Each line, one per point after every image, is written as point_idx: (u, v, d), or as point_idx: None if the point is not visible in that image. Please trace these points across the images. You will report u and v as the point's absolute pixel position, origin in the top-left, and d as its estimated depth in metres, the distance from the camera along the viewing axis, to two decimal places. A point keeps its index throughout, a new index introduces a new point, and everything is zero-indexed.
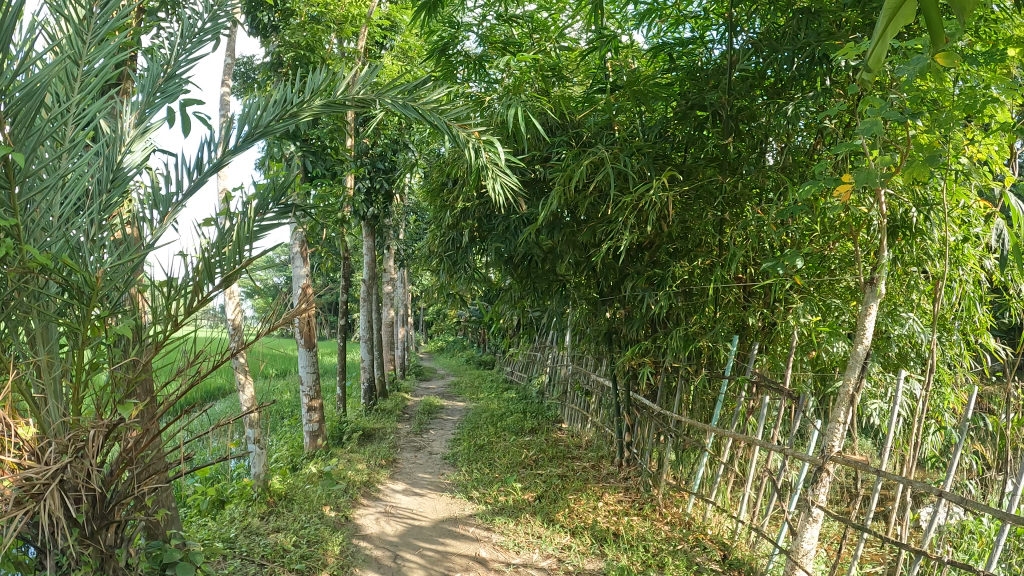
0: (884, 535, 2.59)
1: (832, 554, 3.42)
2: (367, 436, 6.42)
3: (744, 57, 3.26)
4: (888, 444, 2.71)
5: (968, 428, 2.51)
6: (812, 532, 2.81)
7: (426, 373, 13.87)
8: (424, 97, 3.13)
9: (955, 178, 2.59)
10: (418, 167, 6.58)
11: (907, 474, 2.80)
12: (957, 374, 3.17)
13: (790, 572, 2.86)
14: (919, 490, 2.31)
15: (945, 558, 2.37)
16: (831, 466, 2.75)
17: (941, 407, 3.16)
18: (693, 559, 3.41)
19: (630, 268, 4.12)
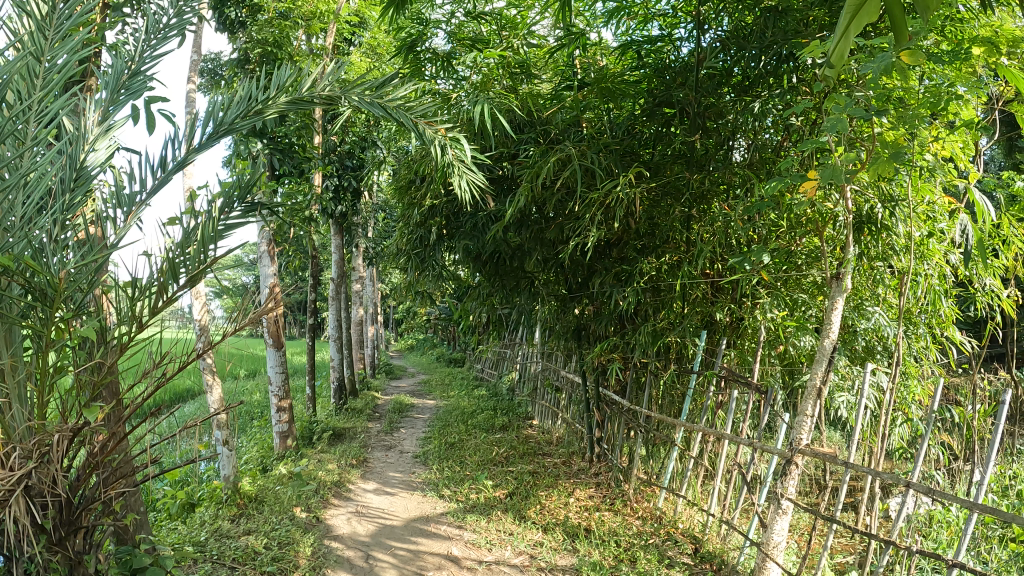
0: (854, 526, 2.57)
1: (802, 546, 3.45)
2: (337, 435, 6.38)
3: (711, 54, 3.28)
4: (856, 435, 2.66)
5: (935, 419, 2.46)
6: (781, 524, 2.84)
7: (397, 372, 13.83)
8: (390, 95, 3.13)
9: (920, 175, 2.62)
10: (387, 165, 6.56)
11: (877, 466, 2.78)
12: (923, 366, 3.22)
13: (761, 565, 2.88)
14: (887, 481, 2.32)
15: (913, 547, 2.39)
16: (799, 459, 2.78)
17: (908, 399, 3.21)
18: (664, 553, 3.43)
19: (599, 265, 4.14)
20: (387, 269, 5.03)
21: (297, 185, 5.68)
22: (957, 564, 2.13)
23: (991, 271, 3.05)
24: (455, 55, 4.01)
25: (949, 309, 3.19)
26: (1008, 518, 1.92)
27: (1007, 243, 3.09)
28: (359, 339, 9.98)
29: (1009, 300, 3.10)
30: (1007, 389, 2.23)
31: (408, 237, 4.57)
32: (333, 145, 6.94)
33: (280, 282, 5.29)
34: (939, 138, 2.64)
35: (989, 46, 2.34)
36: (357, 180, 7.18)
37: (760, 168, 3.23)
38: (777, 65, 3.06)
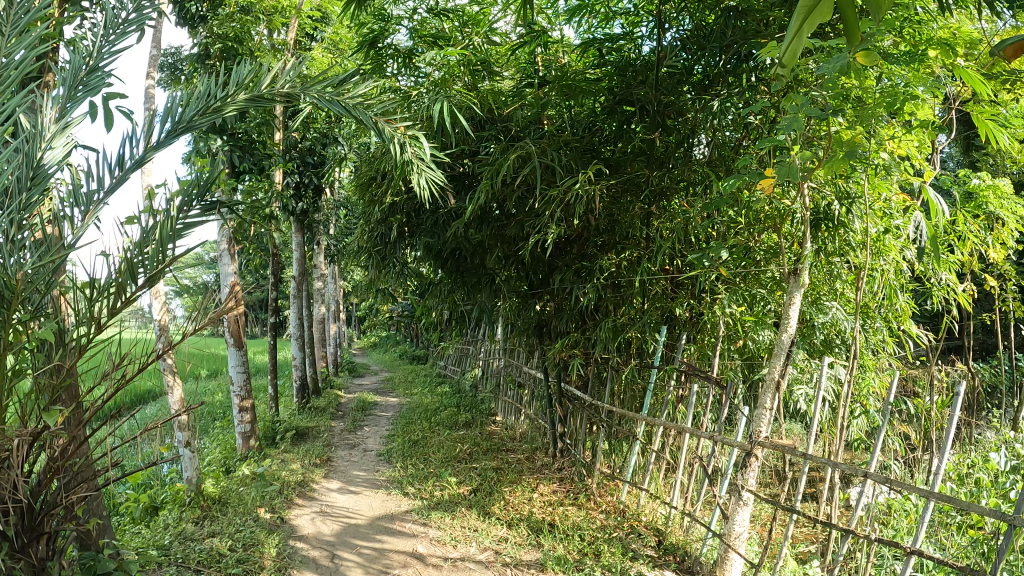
0: (815, 516, 2.57)
1: (764, 537, 3.51)
2: (300, 435, 6.34)
3: (672, 53, 3.30)
4: (814, 426, 2.68)
5: (892, 410, 2.48)
6: (743, 515, 2.88)
7: (360, 369, 13.75)
8: (351, 92, 3.10)
9: (877, 173, 2.66)
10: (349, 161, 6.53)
11: (838, 457, 2.75)
12: (880, 359, 3.28)
13: (724, 557, 2.92)
14: (846, 472, 2.34)
15: (873, 536, 2.42)
16: (759, 451, 2.82)
17: (865, 392, 3.28)
18: (628, 545, 3.46)
19: (560, 261, 4.16)
20: (348, 267, 5.00)
21: (258, 183, 5.63)
22: (914, 551, 2.18)
23: (947, 266, 3.11)
24: (417, 51, 4.00)
25: (906, 304, 3.25)
26: (964, 506, 1.96)
27: (960, 238, 3.16)
28: (321, 336, 9.91)
29: (964, 294, 3.17)
30: (960, 376, 2.24)
31: (369, 234, 4.55)
32: (294, 142, 6.89)
33: (241, 280, 5.22)
34: (896, 137, 2.69)
35: (945, 48, 2.39)
36: (319, 177, 7.14)
37: (720, 165, 3.26)
38: (737, 63, 3.09)
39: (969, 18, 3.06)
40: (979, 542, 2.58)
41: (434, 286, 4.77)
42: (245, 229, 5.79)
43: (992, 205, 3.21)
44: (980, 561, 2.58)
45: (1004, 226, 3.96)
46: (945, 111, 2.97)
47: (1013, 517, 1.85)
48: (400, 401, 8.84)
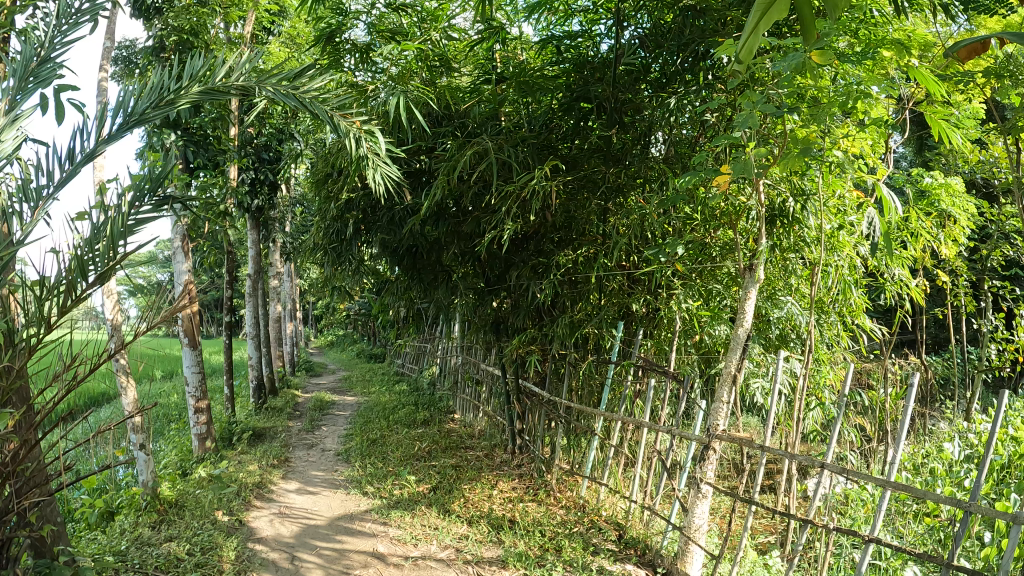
0: (773, 508, 2.57)
1: (722, 529, 3.54)
2: (257, 436, 6.28)
3: (630, 51, 3.33)
4: (770, 418, 2.69)
5: (847, 401, 2.46)
6: (702, 508, 2.90)
7: (317, 368, 13.64)
8: (306, 86, 3.06)
9: (831, 170, 2.70)
10: (306, 157, 6.47)
11: (795, 448, 2.78)
12: (834, 352, 3.33)
13: (684, 549, 2.94)
14: (804, 463, 2.34)
15: (831, 526, 2.41)
16: (717, 444, 2.84)
17: (820, 384, 3.33)
18: (589, 540, 3.47)
19: (517, 258, 4.17)
20: (304, 265, 4.95)
21: (213, 179, 5.56)
22: (873, 539, 2.17)
23: (900, 261, 3.18)
24: (374, 46, 3.95)
25: (860, 298, 3.31)
26: (920, 494, 1.98)
27: (912, 235, 3.22)
28: (278, 335, 9.82)
29: (916, 289, 3.23)
30: (915, 366, 2.13)
31: (324, 231, 4.50)
32: (249, 138, 6.81)
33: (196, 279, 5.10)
34: (849, 135, 2.71)
35: (898, 48, 2.42)
36: (275, 174, 7.07)
37: (676, 162, 3.28)
38: (694, 62, 3.10)
39: (922, 22, 3.12)
40: (936, 530, 2.64)
41: (391, 283, 4.75)
42: (200, 227, 5.70)
43: (943, 203, 3.28)
44: (936, 547, 2.64)
45: (954, 222, 4.05)
46: (898, 111, 3.02)
47: (968, 504, 1.86)
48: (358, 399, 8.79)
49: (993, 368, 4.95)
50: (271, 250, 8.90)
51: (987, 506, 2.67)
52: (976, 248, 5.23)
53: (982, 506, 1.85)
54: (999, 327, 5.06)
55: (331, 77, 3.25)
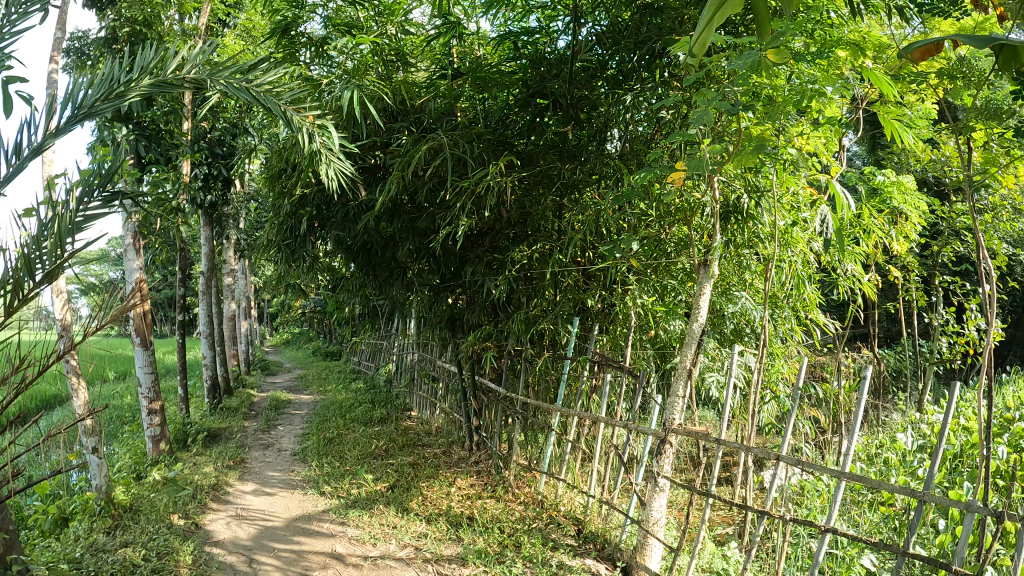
0: (731, 500, 2.57)
1: (681, 522, 3.57)
2: (212, 437, 6.19)
3: (586, 47, 3.36)
4: (726, 412, 2.70)
5: (802, 393, 2.38)
6: (660, 501, 2.91)
7: (273, 367, 13.51)
8: (260, 80, 3.12)
9: (785, 168, 2.74)
10: (261, 152, 6.39)
11: (750, 442, 2.77)
12: (788, 346, 3.38)
13: (642, 542, 2.95)
14: (760, 455, 2.35)
15: (789, 517, 2.40)
16: (673, 438, 2.86)
17: (775, 377, 3.38)
18: (548, 536, 3.47)
19: (472, 254, 4.16)
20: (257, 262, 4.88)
21: (165, 174, 5.47)
22: (830, 530, 2.15)
23: (853, 257, 3.22)
24: (330, 40, 3.92)
25: (813, 294, 3.37)
26: (876, 485, 1.97)
27: (865, 232, 3.27)
28: (233, 332, 9.69)
29: (869, 284, 3.29)
30: (869, 358, 2.10)
31: (278, 227, 4.44)
32: (203, 133, 6.72)
33: (149, 277, 5.00)
34: (804, 133, 2.75)
35: (855, 48, 2.44)
36: (228, 169, 7.00)
37: (632, 159, 3.31)
38: (651, 59, 3.11)
39: (877, 23, 3.16)
40: (891, 518, 2.69)
41: (346, 279, 4.71)
42: (152, 223, 5.61)
43: (896, 201, 3.33)
44: (891, 535, 2.69)
45: (905, 219, 4.12)
46: (852, 110, 3.06)
47: (922, 494, 1.87)
48: (315, 398, 8.72)
49: (943, 361, 5.04)
50: (225, 247, 8.76)
51: (940, 494, 2.74)
52: (928, 243, 5.32)
53: (936, 495, 1.85)
54: (949, 321, 5.15)
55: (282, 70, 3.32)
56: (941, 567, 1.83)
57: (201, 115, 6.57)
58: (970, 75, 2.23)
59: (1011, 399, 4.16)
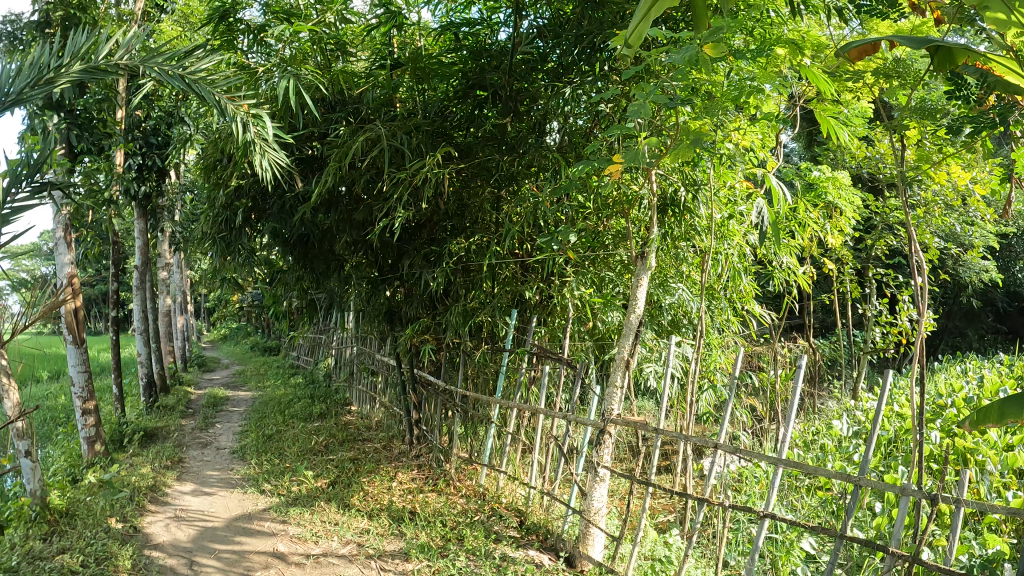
0: (672, 488, 2.60)
1: (621, 510, 3.61)
2: (149, 436, 6.06)
3: (527, 41, 3.34)
4: (664, 401, 2.73)
5: (738, 381, 2.44)
6: (600, 491, 2.95)
7: (211, 364, 13.30)
8: (193, 66, 3.45)
9: (722, 163, 2.82)
10: (199, 142, 6.27)
11: (688, 430, 2.81)
12: (724, 336, 3.46)
13: (584, 532, 2.99)
14: (698, 443, 2.39)
15: (727, 503, 2.43)
16: (612, 428, 2.91)
17: (712, 367, 3.44)
18: (491, 528, 3.48)
19: (409, 246, 4.15)
20: (192, 255, 4.77)
21: (97, 164, 5.31)
22: (768, 516, 2.17)
23: (788, 250, 3.33)
24: (268, 27, 3.84)
25: (749, 285, 3.46)
26: (812, 470, 1.99)
27: (800, 225, 3.35)
28: (170, 328, 9.48)
29: (803, 275, 3.39)
30: (803, 347, 2.15)
31: (212, 220, 4.28)
32: (137, 122, 6.58)
33: (81, 272, 4.85)
34: (740, 128, 2.79)
35: (795, 47, 2.45)
36: (163, 160, 6.85)
37: (570, 151, 3.33)
38: (591, 53, 3.13)
39: (814, 22, 3.22)
40: (828, 502, 2.77)
41: (283, 272, 4.64)
42: (83, 215, 5.47)
43: (831, 195, 3.41)
44: (829, 518, 2.77)
45: (840, 212, 4.21)
46: (789, 107, 3.11)
47: (857, 478, 1.89)
48: (255, 395, 8.61)
49: (876, 350, 5.17)
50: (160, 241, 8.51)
51: (875, 477, 2.84)
52: (862, 236, 5.43)
53: (870, 479, 1.87)
54: (882, 311, 5.28)
55: (220, 59, 3.67)
56: (877, 550, 1.87)
57: (135, 104, 6.41)
58: (906, 75, 2.29)
59: (940, 387, 4.30)
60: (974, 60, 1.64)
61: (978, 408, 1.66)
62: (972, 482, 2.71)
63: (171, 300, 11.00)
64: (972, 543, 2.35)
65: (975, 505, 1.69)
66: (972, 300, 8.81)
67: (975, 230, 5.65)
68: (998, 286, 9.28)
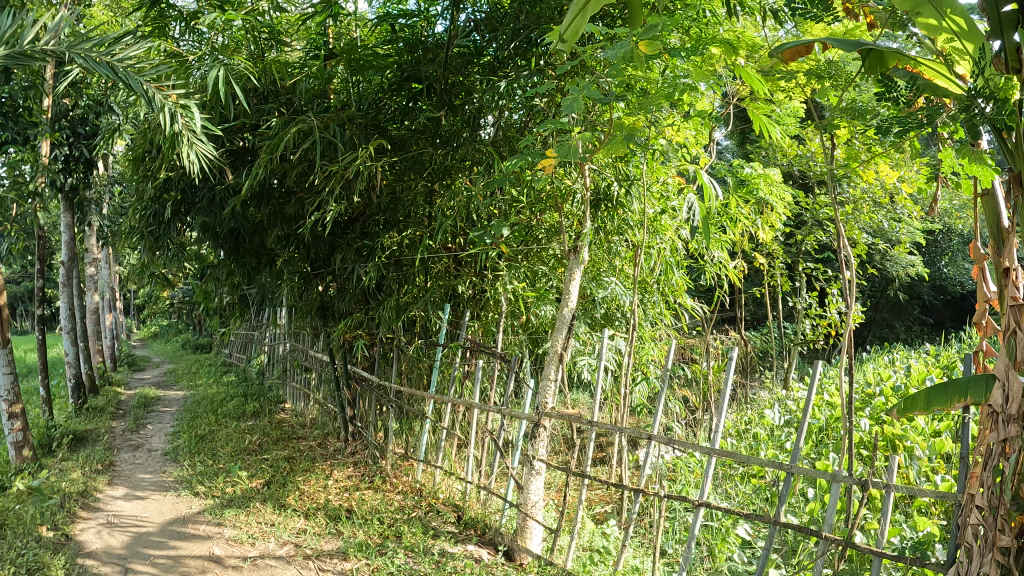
0: (608, 480, 2.62)
1: (557, 501, 3.64)
2: (78, 438, 5.89)
3: (464, 34, 3.33)
4: (598, 395, 2.74)
5: (670, 373, 2.45)
6: (536, 484, 2.99)
7: (142, 362, 13.02)
8: (120, 53, 3.61)
9: (656, 158, 2.87)
10: (127, 131, 6.13)
11: (623, 421, 2.84)
12: (656, 328, 3.51)
13: (521, 524, 3.00)
14: (632, 435, 2.41)
15: (661, 492, 2.45)
16: (547, 422, 2.94)
17: (644, 359, 3.49)
18: (428, 524, 3.47)
19: (341, 240, 4.12)
20: (118, 250, 4.65)
21: (19, 154, 5.14)
22: (702, 504, 2.19)
23: (720, 244, 3.40)
24: (202, 13, 3.69)
25: (681, 279, 3.52)
26: (744, 459, 2.02)
27: (731, 220, 3.42)
28: (99, 327, 9.21)
29: (733, 269, 3.46)
30: (732, 339, 2.17)
31: (140, 213, 4.19)
32: (64, 111, 6.41)
33: None
34: (674, 125, 2.83)
35: (728, 47, 2.48)
36: (90, 150, 6.66)
37: (504, 145, 3.34)
38: (528, 47, 3.13)
39: (751, 21, 3.28)
40: (762, 489, 2.83)
41: (213, 267, 4.55)
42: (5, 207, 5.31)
43: (763, 191, 3.48)
44: (764, 505, 2.82)
45: (771, 207, 4.29)
46: (723, 104, 3.16)
47: (789, 465, 1.91)
48: (188, 394, 8.46)
49: (806, 341, 5.28)
50: (86, 235, 8.23)
51: (805, 464, 2.92)
52: (793, 231, 5.53)
53: (802, 467, 1.90)
54: (812, 303, 5.39)
55: (148, 46, 3.74)
56: (809, 535, 1.90)
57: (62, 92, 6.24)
58: (837, 77, 2.34)
59: (869, 375, 4.40)
60: (905, 65, 1.93)
61: (904, 397, 1.71)
62: (900, 467, 2.80)
63: (101, 296, 10.74)
64: (901, 525, 2.42)
65: (904, 489, 1.73)
66: (899, 293, 9.06)
67: (900, 226, 5.81)
68: (924, 280, 9.56)
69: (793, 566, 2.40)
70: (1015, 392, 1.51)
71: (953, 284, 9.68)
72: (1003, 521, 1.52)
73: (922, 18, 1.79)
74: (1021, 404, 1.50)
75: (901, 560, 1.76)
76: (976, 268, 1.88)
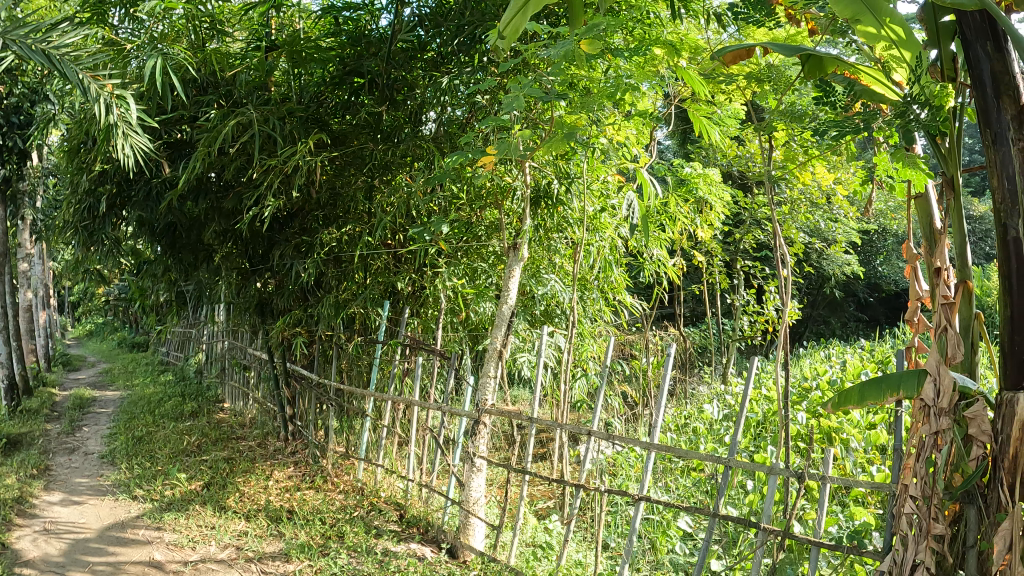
0: (548, 474, 2.63)
1: (498, 497, 3.66)
2: (11, 442, 5.72)
3: (407, 28, 3.31)
4: (537, 391, 2.76)
5: (609, 370, 2.47)
6: (477, 481, 3.00)
7: (77, 361, 12.75)
8: (56, 43, 3.76)
9: (596, 156, 2.91)
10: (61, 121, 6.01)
11: (563, 415, 2.86)
12: (595, 325, 3.56)
13: (463, 521, 3.02)
14: (572, 430, 2.43)
15: (601, 487, 2.48)
16: (487, 418, 2.96)
17: (583, 355, 3.52)
18: (370, 523, 3.45)
19: (280, 237, 4.08)
20: (51, 246, 4.54)
21: None
22: (641, 496, 2.22)
23: (658, 243, 3.46)
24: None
25: (619, 276, 3.57)
26: (683, 452, 2.05)
27: (670, 219, 3.47)
28: (32, 326, 8.99)
29: (671, 267, 3.51)
30: (670, 335, 2.20)
31: (74, 207, 4.10)
32: None
33: None
34: (614, 125, 2.87)
35: (670, 48, 2.52)
36: (24, 140, 6.50)
37: (445, 141, 3.40)
38: (471, 44, 3.17)
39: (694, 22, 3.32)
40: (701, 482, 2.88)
41: (150, 264, 4.47)
42: None
43: (701, 190, 3.53)
44: (703, 498, 2.86)
45: (710, 205, 4.34)
46: (664, 104, 3.20)
47: (727, 459, 1.95)
48: (124, 394, 8.31)
49: (743, 337, 5.36)
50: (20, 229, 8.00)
51: (743, 457, 2.98)
52: (731, 229, 5.60)
53: (739, 460, 1.94)
54: (749, 300, 5.49)
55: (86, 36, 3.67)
56: (747, 526, 1.93)
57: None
58: (778, 80, 2.38)
59: (804, 371, 4.49)
60: (841, 70, 1.91)
61: (837, 390, 1.75)
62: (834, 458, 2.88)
63: (34, 294, 10.49)
64: (835, 514, 2.49)
65: (839, 480, 1.77)
66: (835, 290, 9.25)
67: (836, 226, 5.95)
68: (859, 278, 9.77)
69: (731, 558, 2.44)
70: (945, 386, 1.55)
71: (888, 283, 9.92)
72: (936, 510, 1.56)
73: (861, 26, 1.72)
74: (951, 398, 1.54)
75: (838, 549, 1.79)
76: (909, 267, 1.92)
